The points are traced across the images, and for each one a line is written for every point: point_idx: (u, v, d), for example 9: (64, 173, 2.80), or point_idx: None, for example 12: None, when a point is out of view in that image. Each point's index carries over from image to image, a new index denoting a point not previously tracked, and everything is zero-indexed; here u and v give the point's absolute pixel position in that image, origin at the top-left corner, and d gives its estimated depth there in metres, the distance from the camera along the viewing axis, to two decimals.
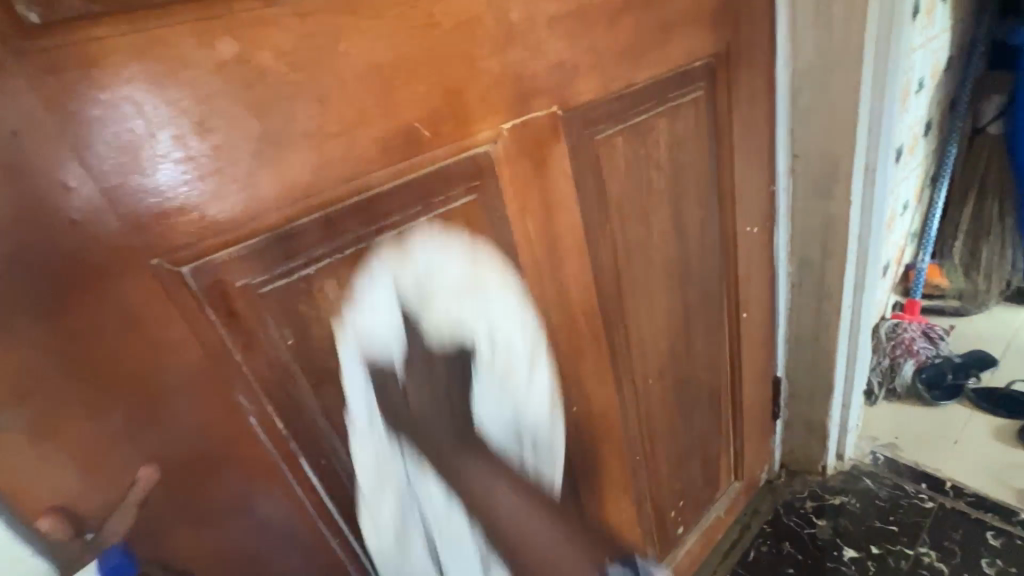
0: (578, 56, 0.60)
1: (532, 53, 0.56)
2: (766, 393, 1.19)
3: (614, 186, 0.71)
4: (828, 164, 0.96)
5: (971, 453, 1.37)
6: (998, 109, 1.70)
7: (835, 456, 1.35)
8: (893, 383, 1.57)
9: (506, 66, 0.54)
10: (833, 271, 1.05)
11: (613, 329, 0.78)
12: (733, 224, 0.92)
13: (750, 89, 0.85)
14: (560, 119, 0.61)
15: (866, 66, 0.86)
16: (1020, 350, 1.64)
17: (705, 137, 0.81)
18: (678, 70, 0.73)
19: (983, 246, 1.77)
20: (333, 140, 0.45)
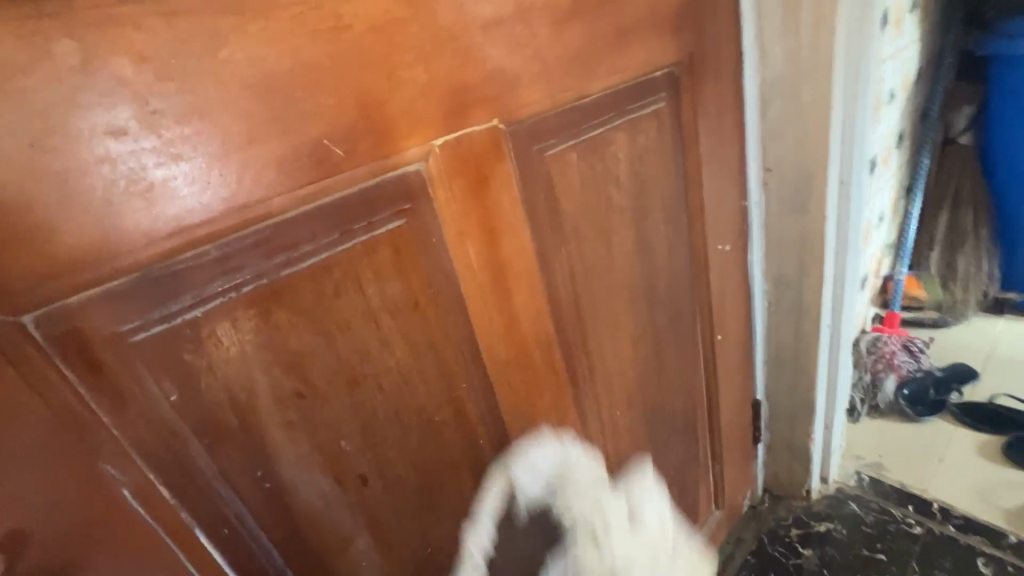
0: (522, 64, 0.54)
1: (466, 59, 0.50)
2: (745, 417, 1.13)
3: (569, 205, 0.65)
4: (801, 178, 0.91)
5: (958, 472, 1.33)
6: (968, 120, 1.70)
7: (819, 478, 1.30)
8: (875, 400, 1.53)
9: (434, 75, 0.48)
10: (809, 290, 1.01)
11: (574, 360, 0.72)
12: (703, 242, 0.87)
13: (717, 102, 0.81)
14: (505, 134, 0.55)
15: (836, 75, 0.82)
16: (1001, 361, 1.61)
17: (671, 152, 0.76)
18: (636, 80, 0.68)
19: (960, 257, 1.75)
20: (223, 160, 0.39)
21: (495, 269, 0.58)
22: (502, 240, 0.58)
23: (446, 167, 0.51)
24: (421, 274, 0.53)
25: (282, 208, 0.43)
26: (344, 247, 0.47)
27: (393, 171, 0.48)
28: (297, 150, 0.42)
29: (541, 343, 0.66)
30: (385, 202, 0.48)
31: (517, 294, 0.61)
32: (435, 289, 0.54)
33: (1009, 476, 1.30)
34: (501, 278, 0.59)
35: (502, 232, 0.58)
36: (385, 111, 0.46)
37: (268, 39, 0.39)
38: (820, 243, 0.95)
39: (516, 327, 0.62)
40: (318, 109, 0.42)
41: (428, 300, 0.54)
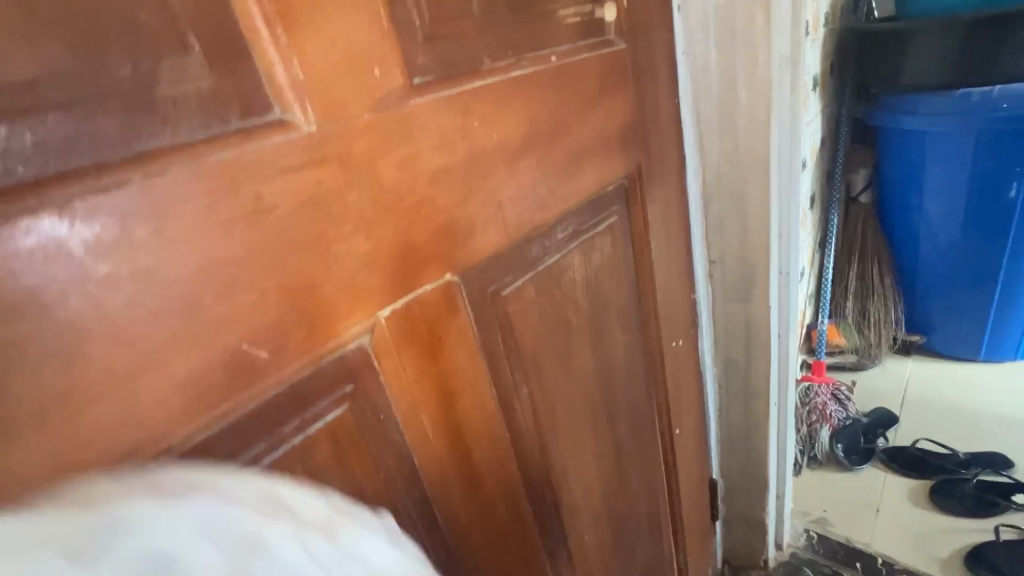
0: (474, 208, 0.49)
1: (412, 218, 0.44)
2: (703, 499, 1.11)
3: (528, 339, 0.60)
4: (744, 270, 0.92)
5: (894, 522, 1.38)
6: (865, 180, 1.89)
7: (773, 545, 1.30)
8: (814, 451, 1.58)
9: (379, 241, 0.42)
10: (756, 374, 1.01)
11: (540, 498, 0.65)
12: (659, 341, 0.84)
13: (664, 205, 0.80)
14: (458, 284, 0.49)
15: (774, 175, 0.84)
16: (916, 401, 1.73)
17: (625, 262, 0.74)
18: (591, 199, 0.65)
19: (870, 305, 1.87)
20: (102, 400, 0.30)
21: (452, 432, 0.51)
22: (459, 399, 0.51)
23: (393, 338, 0.45)
24: (369, 461, 0.45)
25: (186, 435, 0.33)
26: (271, 458, 0.38)
27: (328, 355, 0.40)
28: (205, 366, 0.33)
29: (504, 497, 0.58)
30: (319, 392, 0.40)
31: (476, 451, 0.54)
32: (387, 472, 0.46)
33: (938, 523, 1.36)
34: (459, 441, 0.52)
35: (457, 390, 0.51)
36: (320, 295, 0.38)
37: (167, 242, 0.31)
38: (765, 330, 0.96)
39: (476, 488, 0.55)
40: (233, 311, 0.34)
41: (377, 486, 0.46)
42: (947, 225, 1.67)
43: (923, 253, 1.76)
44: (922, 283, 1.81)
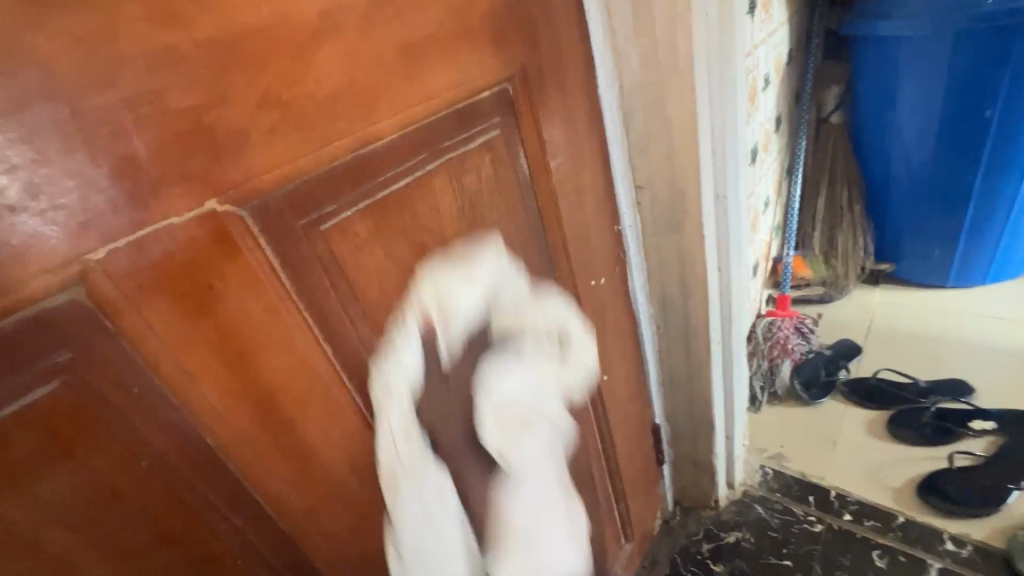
0: (242, 113, 0.36)
1: (127, 121, 0.32)
2: (646, 444, 1.05)
3: (372, 285, 0.49)
4: (673, 197, 0.80)
5: (851, 454, 1.33)
6: (838, 99, 1.72)
7: (725, 485, 1.26)
8: (774, 387, 1.51)
9: (79, 158, 0.30)
10: (694, 312, 0.92)
11: None
12: (572, 281, 0.74)
13: (569, 120, 0.67)
14: (246, 216, 0.39)
15: (701, 79, 0.70)
16: (880, 330, 1.66)
17: (516, 187, 0.62)
18: (456, 108, 0.53)
19: (839, 233, 1.76)
20: None
21: (258, 401, 0.41)
22: (260, 364, 0.41)
23: (130, 287, 0.34)
24: (115, 447, 0.35)
25: None
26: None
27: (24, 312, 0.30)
28: None
29: (350, 468, 0.49)
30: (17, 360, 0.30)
31: (302, 420, 0.45)
32: (152, 459, 0.37)
33: (895, 453, 1.32)
34: (272, 413, 0.43)
35: (258, 350, 0.41)
36: None
37: None
38: (701, 264, 0.85)
39: (309, 464, 0.46)
40: None
41: (137, 479, 0.36)
42: (920, 142, 1.54)
43: (896, 175, 1.63)
44: (893, 207, 1.70)
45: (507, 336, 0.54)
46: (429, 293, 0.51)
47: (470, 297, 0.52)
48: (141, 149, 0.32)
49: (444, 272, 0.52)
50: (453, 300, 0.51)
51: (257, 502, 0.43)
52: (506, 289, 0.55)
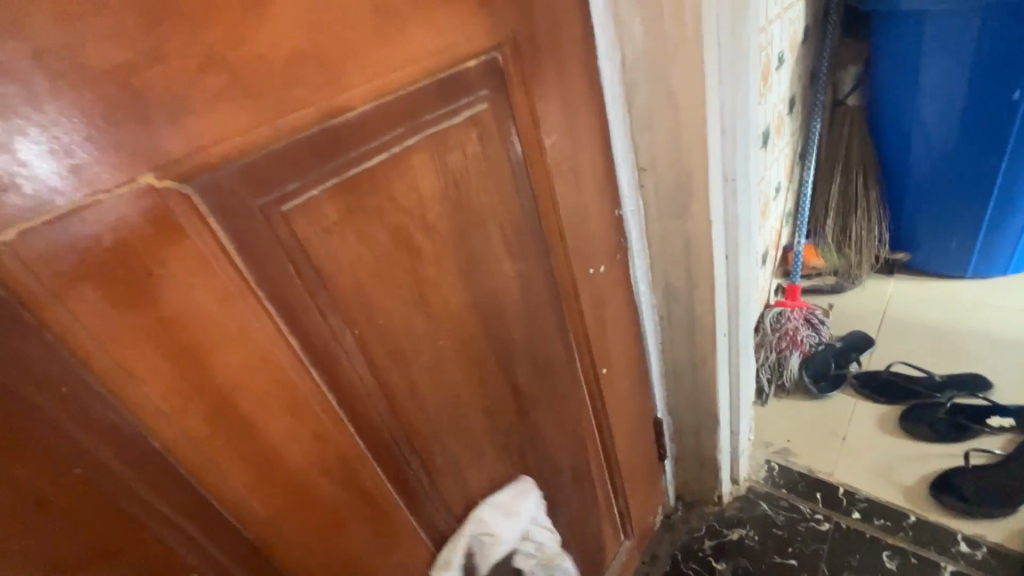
0: (179, 74, 0.32)
1: (35, 77, 0.27)
2: (647, 439, 1.01)
3: (343, 272, 0.44)
4: (679, 179, 0.75)
5: (861, 450, 1.29)
6: (855, 80, 1.66)
7: (729, 480, 1.22)
8: (781, 379, 1.46)
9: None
10: (700, 304, 0.87)
11: (396, 462, 0.53)
12: (569, 269, 0.69)
13: (565, 94, 0.62)
14: (192, 193, 0.34)
15: (710, 51, 0.65)
16: (894, 322, 1.60)
17: (507, 166, 0.57)
18: (437, 78, 0.48)
19: (853, 221, 1.70)
20: None
21: (211, 399, 0.38)
22: (211, 359, 0.37)
23: (48, 274, 0.29)
24: (40, 454, 0.31)
25: None
26: None
27: None
28: None
29: (321, 470, 0.46)
30: None
31: (264, 419, 0.41)
32: (86, 465, 0.33)
33: (908, 450, 1.27)
34: (228, 412, 0.39)
35: (209, 344, 0.37)
36: None
37: None
38: (707, 251, 0.80)
39: (274, 467, 0.42)
40: None
41: (70, 489, 0.33)
42: (942, 126, 1.46)
43: (915, 160, 1.56)
44: (911, 194, 1.62)
45: (512, 512, 0.65)
46: (474, 525, 0.62)
47: (503, 518, 0.64)
48: (55, 113, 0.28)
49: (487, 509, 0.64)
50: (492, 532, 0.63)
51: (216, 508, 0.40)
52: (531, 528, 0.66)
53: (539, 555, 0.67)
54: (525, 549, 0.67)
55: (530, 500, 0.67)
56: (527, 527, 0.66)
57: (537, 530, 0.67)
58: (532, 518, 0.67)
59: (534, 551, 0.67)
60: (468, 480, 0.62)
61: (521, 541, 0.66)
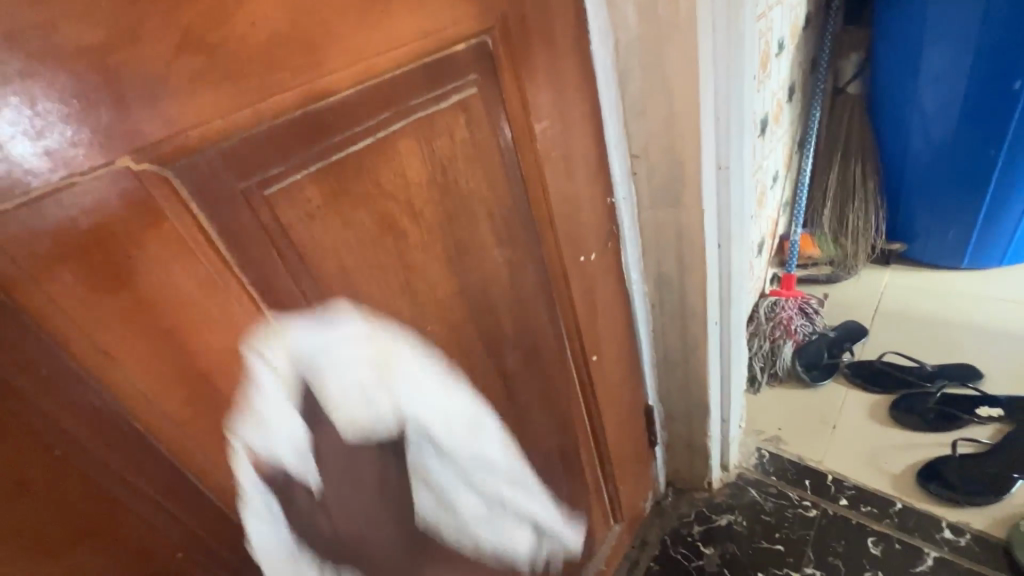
0: (158, 56, 0.31)
1: (5, 58, 0.27)
2: (638, 426, 1.02)
3: (330, 257, 0.44)
4: (672, 167, 0.75)
5: (851, 438, 1.30)
6: (856, 67, 1.62)
7: (719, 467, 1.23)
8: (774, 367, 1.46)
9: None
10: (692, 292, 0.87)
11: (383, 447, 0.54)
12: (560, 257, 0.69)
13: (556, 79, 0.61)
14: (172, 176, 0.34)
15: (704, 36, 0.64)
16: (888, 312, 1.61)
17: (497, 153, 0.57)
18: (424, 62, 0.47)
19: (850, 211, 1.69)
20: None
21: (194, 383, 0.38)
22: (193, 343, 0.37)
23: (25, 256, 0.29)
24: (19, 437, 0.32)
25: None
26: None
27: None
28: None
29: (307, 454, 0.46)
30: None
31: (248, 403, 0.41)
32: (66, 448, 0.33)
33: (897, 438, 1.28)
34: (212, 396, 0.39)
35: (192, 328, 0.37)
36: None
37: None
38: (699, 239, 0.80)
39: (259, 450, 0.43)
40: None
41: (51, 470, 0.33)
42: (941, 115, 1.45)
43: (914, 149, 1.55)
44: (908, 183, 1.61)
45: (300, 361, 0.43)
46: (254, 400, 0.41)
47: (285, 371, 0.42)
48: (27, 93, 0.28)
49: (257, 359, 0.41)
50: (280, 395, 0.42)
51: (200, 490, 0.40)
52: (339, 356, 0.45)
53: (372, 386, 0.48)
54: (337, 398, 0.46)
55: (321, 336, 0.45)
56: (338, 360, 0.45)
57: (363, 354, 0.47)
58: (342, 344, 0.46)
59: (370, 400, 0.48)
60: None
61: (340, 391, 0.46)
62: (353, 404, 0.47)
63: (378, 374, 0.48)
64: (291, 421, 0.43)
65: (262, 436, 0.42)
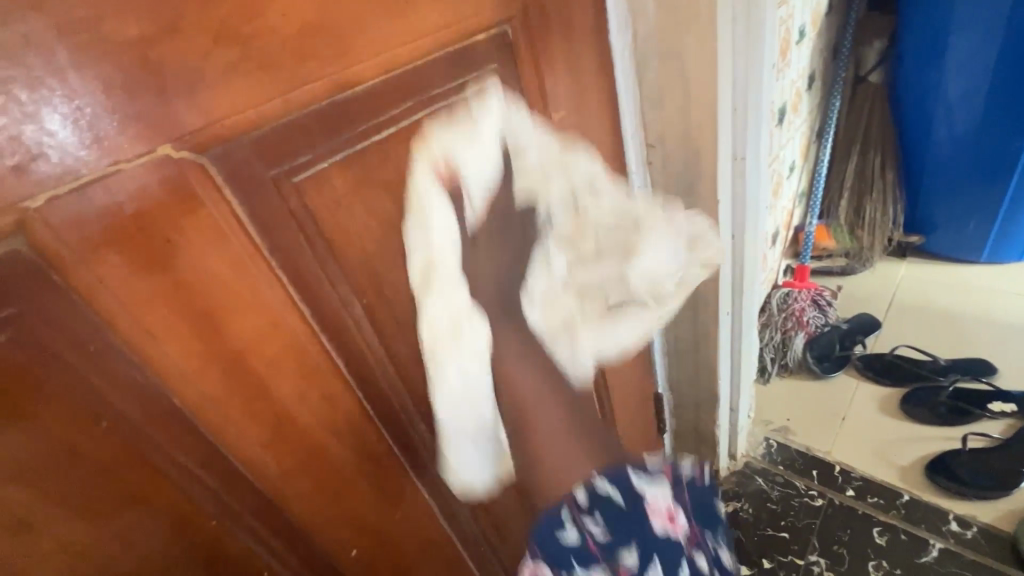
0: (195, 49, 0.33)
1: (58, 52, 0.28)
2: (647, 413, 1.03)
3: (353, 243, 0.46)
4: (687, 156, 0.75)
5: (860, 431, 1.30)
6: (879, 55, 1.59)
7: (727, 456, 1.25)
8: (785, 359, 1.46)
9: (4, 92, 0.27)
10: (705, 282, 0.87)
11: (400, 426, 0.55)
12: None
13: (574, 68, 0.62)
14: (208, 163, 0.36)
15: (723, 25, 0.64)
16: (903, 305, 1.60)
17: None
18: (446, 52, 0.48)
19: (867, 203, 1.67)
20: None
21: (227, 361, 0.40)
22: (227, 322, 0.39)
23: (76, 238, 0.31)
24: (72, 407, 0.34)
25: None
26: None
27: None
28: None
29: (329, 431, 0.48)
30: None
31: (276, 381, 0.43)
32: (113, 418, 0.36)
33: (906, 432, 1.28)
34: (243, 374, 0.41)
35: (225, 309, 0.39)
36: None
37: None
38: (714, 229, 0.80)
39: (286, 426, 0.45)
40: None
41: (96, 440, 0.35)
42: (966, 104, 1.42)
43: (936, 139, 1.52)
44: (928, 175, 1.59)
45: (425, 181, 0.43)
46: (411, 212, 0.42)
47: (428, 189, 0.42)
48: (77, 86, 0.29)
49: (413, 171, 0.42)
50: (425, 208, 0.42)
51: (230, 462, 0.42)
52: (463, 162, 0.44)
53: (500, 166, 0.46)
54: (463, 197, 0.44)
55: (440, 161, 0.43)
56: (464, 153, 0.44)
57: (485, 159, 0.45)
58: (458, 165, 0.44)
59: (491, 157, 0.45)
60: None
61: (477, 168, 0.44)
62: (482, 198, 0.45)
63: (482, 147, 0.45)
64: (438, 231, 0.42)
65: (430, 174, 0.43)
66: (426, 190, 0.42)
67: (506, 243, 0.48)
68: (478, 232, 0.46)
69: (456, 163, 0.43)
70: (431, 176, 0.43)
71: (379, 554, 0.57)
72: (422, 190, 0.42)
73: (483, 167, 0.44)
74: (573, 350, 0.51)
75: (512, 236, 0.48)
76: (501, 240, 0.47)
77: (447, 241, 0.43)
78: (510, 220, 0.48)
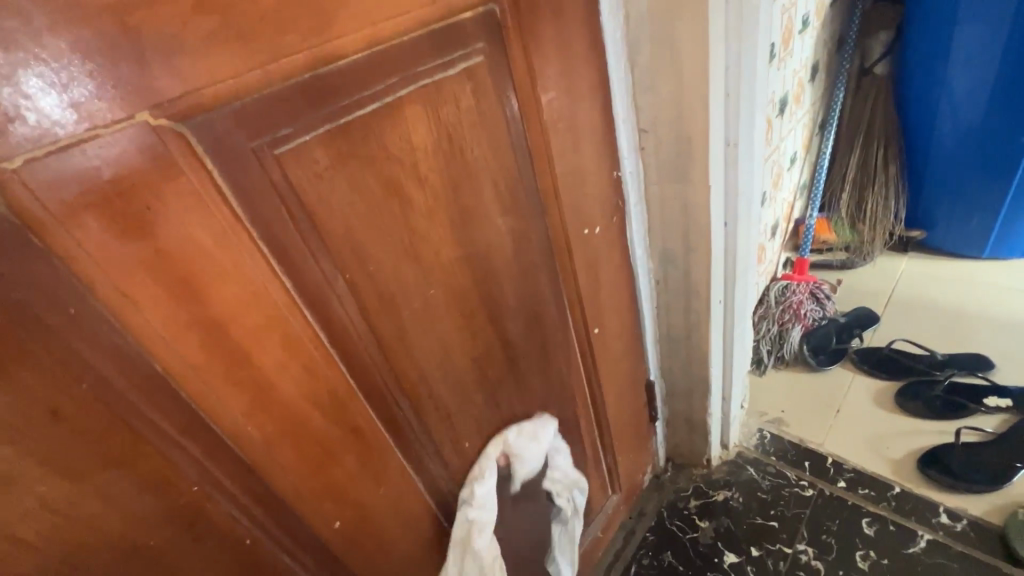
0: (171, 14, 0.33)
1: (34, 14, 0.29)
2: (638, 401, 1.04)
3: (336, 217, 0.46)
4: (679, 142, 0.74)
5: (853, 423, 1.30)
6: (885, 47, 1.57)
7: (719, 445, 1.25)
8: (781, 351, 1.46)
9: None
10: (696, 270, 0.87)
11: (384, 402, 0.56)
12: (565, 229, 0.70)
13: (565, 50, 0.61)
14: (187, 131, 0.36)
15: (716, 9, 0.63)
16: (902, 299, 1.59)
17: (502, 122, 0.58)
18: (431, 29, 0.48)
19: (869, 196, 1.66)
20: None
21: (208, 330, 0.40)
22: (208, 291, 0.40)
23: (54, 201, 0.32)
24: (53, 368, 0.35)
25: None
26: None
27: None
28: None
29: (311, 402, 0.49)
30: None
31: (258, 351, 0.44)
32: (93, 381, 0.36)
33: (900, 425, 1.28)
34: (224, 342, 0.42)
35: (205, 276, 0.39)
36: None
37: None
38: (705, 217, 0.80)
39: (268, 396, 0.46)
40: None
41: (77, 401, 0.36)
42: (971, 99, 1.40)
43: (941, 134, 1.50)
44: (932, 169, 1.58)
45: (489, 463, 0.71)
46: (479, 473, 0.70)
47: (489, 465, 0.71)
48: (53, 48, 0.30)
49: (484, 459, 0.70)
50: (484, 477, 0.70)
51: (211, 428, 0.43)
52: (519, 445, 0.73)
53: (533, 459, 0.75)
54: (513, 458, 0.73)
55: (507, 442, 0.72)
56: (518, 450, 0.73)
57: (529, 443, 0.74)
58: (511, 446, 0.73)
59: (535, 444, 0.75)
60: (455, 424, 0.66)
61: (519, 456, 0.74)
62: (519, 466, 0.74)
63: (527, 448, 0.74)
64: (486, 499, 0.70)
65: (493, 455, 0.71)
66: (488, 470, 0.70)
67: (514, 523, 0.78)
68: (512, 480, 0.75)
69: (510, 448, 0.72)
70: (489, 466, 0.71)
71: (362, 527, 0.58)
72: (487, 459, 0.71)
73: (523, 456, 0.74)
74: (531, 534, 0.83)
75: (524, 487, 0.78)
76: (514, 512, 0.78)
77: (487, 510, 0.70)
78: (524, 510, 0.80)
